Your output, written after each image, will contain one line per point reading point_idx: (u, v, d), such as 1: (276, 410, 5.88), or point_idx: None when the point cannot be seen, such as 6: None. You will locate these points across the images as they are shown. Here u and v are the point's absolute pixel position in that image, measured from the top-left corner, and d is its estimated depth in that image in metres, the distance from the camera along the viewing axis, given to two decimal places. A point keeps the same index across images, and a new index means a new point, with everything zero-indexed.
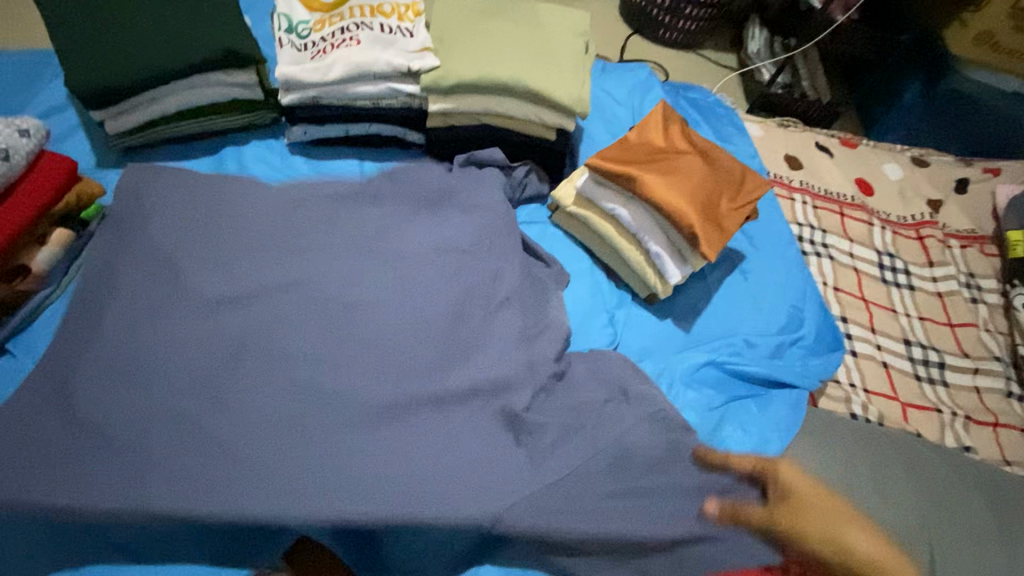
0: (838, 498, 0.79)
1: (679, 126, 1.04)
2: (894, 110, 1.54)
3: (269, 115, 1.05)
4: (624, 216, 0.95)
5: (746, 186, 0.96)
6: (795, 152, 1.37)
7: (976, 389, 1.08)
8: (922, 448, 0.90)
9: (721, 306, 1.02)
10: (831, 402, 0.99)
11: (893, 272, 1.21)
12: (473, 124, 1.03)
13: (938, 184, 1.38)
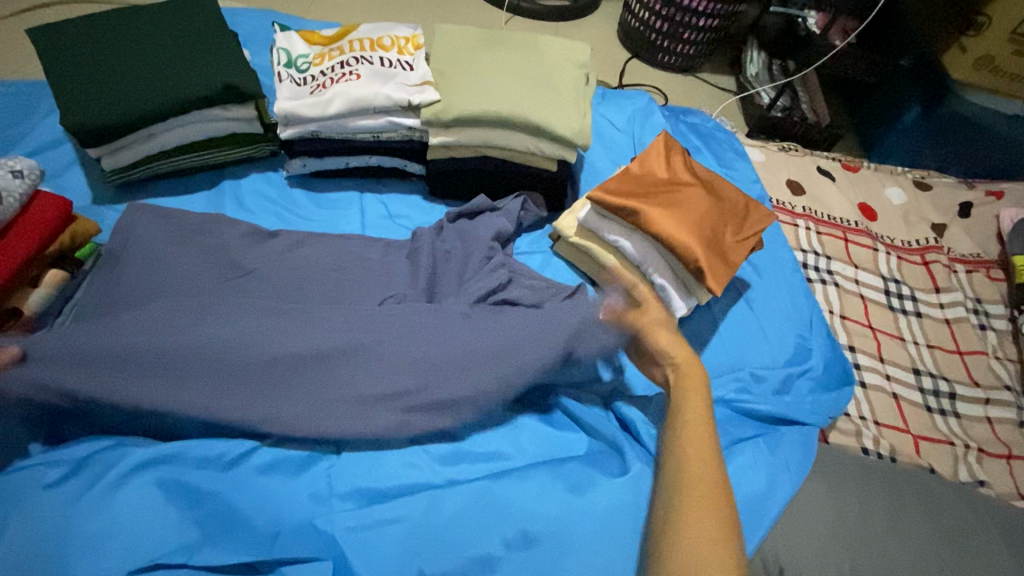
0: (851, 543, 0.76)
1: (681, 157, 1.03)
2: (894, 131, 1.54)
3: (268, 148, 1.05)
4: (626, 248, 0.94)
5: (750, 218, 0.95)
6: (797, 177, 1.36)
7: (988, 420, 1.06)
8: (939, 485, 0.87)
9: (726, 339, 1.01)
10: (842, 437, 0.97)
11: (899, 299, 1.19)
12: (473, 156, 1.02)
13: (940, 208, 1.37)
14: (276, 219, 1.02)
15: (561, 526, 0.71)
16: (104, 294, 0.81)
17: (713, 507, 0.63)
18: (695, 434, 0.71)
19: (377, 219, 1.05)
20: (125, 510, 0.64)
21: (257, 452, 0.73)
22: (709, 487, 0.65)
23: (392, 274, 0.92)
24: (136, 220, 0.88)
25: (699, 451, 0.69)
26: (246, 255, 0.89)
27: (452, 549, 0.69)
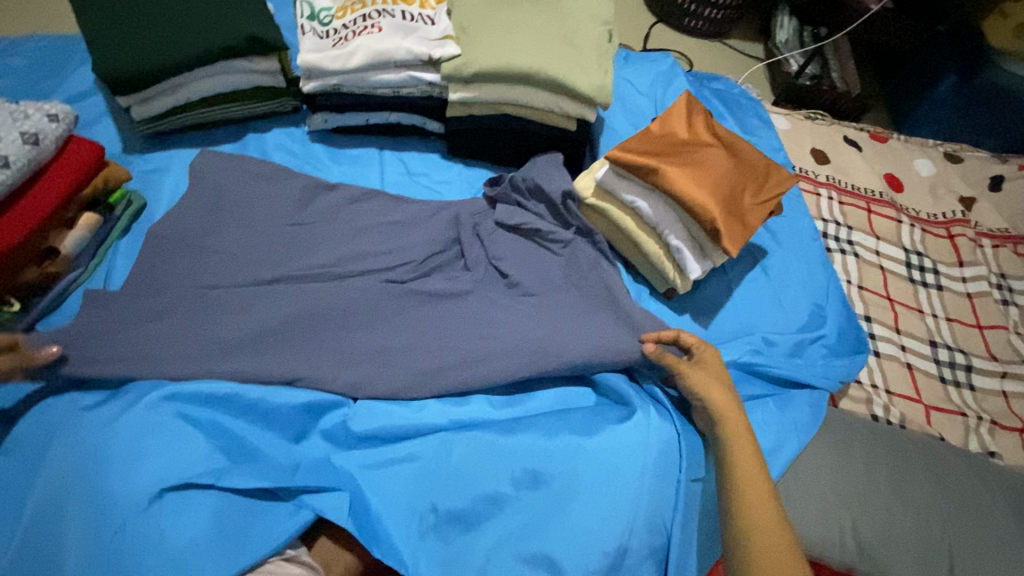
0: (851, 497, 0.78)
1: (703, 118, 1.01)
2: (927, 102, 1.52)
3: (290, 103, 1.06)
4: (644, 209, 0.93)
5: (771, 181, 0.94)
6: (822, 147, 1.33)
7: (1004, 394, 1.05)
8: (948, 453, 0.85)
9: (740, 303, 1.01)
10: (852, 403, 0.98)
11: (920, 272, 1.17)
12: (494, 114, 1.03)
13: (970, 181, 1.33)
14: (285, 151, 1.05)
15: (572, 472, 0.71)
16: (151, 242, 0.85)
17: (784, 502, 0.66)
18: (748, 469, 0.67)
19: (395, 175, 1.06)
20: (157, 437, 0.68)
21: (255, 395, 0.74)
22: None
23: (429, 228, 0.94)
24: (202, 172, 0.94)
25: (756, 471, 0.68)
26: (261, 205, 0.93)
27: (464, 487, 0.71)
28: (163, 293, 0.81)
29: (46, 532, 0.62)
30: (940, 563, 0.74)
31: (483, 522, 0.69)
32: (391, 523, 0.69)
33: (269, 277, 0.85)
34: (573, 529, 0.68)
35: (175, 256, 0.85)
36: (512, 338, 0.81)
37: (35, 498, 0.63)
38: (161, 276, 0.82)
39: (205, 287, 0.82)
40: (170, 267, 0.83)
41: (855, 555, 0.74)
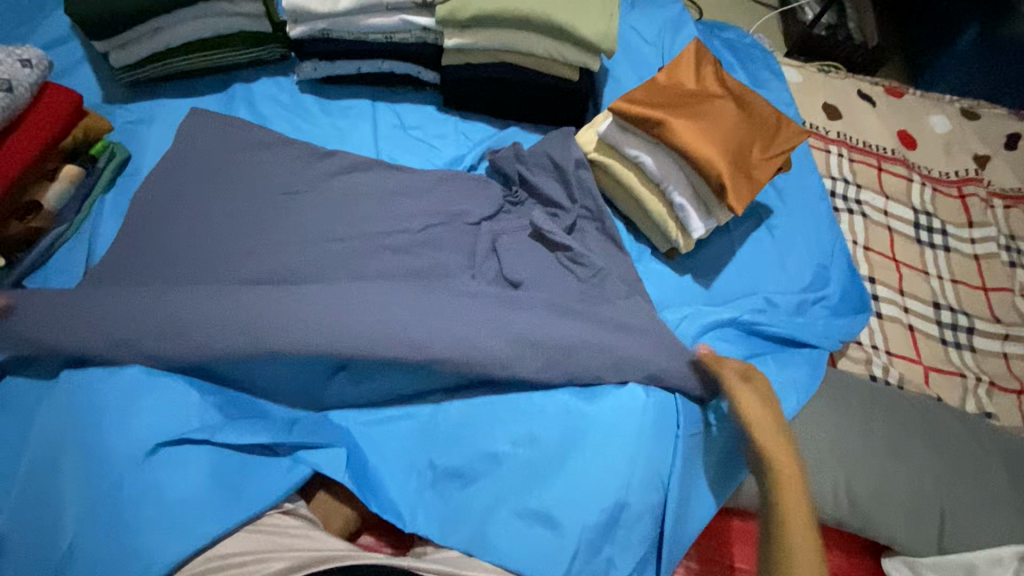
0: (847, 455, 0.78)
1: (712, 67, 0.96)
2: (947, 55, 1.46)
3: (278, 50, 1.00)
4: (647, 163, 0.90)
5: (781, 134, 0.90)
6: (835, 102, 1.28)
7: (1004, 355, 1.04)
8: (945, 412, 0.85)
9: (743, 263, 0.98)
10: (851, 363, 0.97)
11: (928, 232, 1.14)
12: (492, 63, 0.98)
13: (986, 139, 1.29)
14: (273, 101, 1.00)
15: (569, 431, 0.71)
16: (138, 198, 0.83)
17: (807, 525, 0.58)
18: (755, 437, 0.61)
19: (389, 129, 1.02)
20: (150, 392, 0.67)
21: None
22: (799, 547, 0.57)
23: (425, 186, 0.92)
24: (187, 125, 0.91)
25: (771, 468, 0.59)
26: (249, 160, 0.89)
27: (460, 443, 0.71)
28: (149, 249, 0.79)
29: (44, 483, 0.63)
30: (929, 519, 0.76)
31: (480, 477, 0.69)
32: (389, 478, 0.69)
33: (259, 232, 0.82)
34: (569, 485, 0.68)
35: (162, 211, 0.82)
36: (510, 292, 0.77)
37: (35, 449, 0.64)
38: (150, 233, 0.80)
39: (191, 244, 0.80)
40: (158, 222, 0.81)
41: (846, 511, 0.75)
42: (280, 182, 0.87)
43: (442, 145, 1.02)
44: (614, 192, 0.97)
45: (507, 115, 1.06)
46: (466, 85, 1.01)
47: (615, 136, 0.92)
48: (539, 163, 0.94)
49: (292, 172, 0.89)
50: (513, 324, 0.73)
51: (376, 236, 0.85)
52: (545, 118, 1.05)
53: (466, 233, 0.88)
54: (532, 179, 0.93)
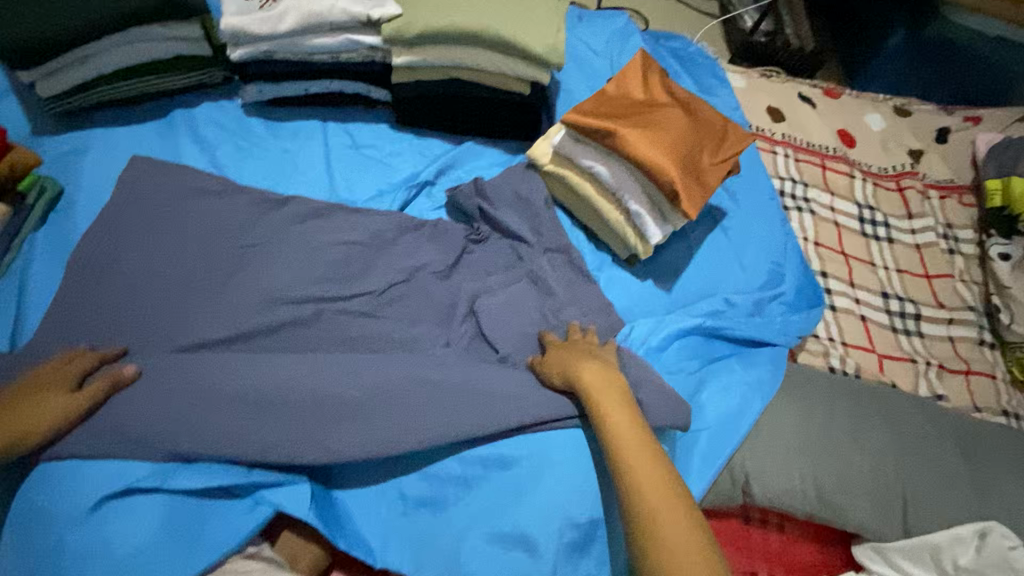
0: (814, 449, 0.79)
1: (659, 76, 0.99)
2: (878, 56, 1.53)
3: (220, 74, 0.97)
4: (602, 173, 0.91)
5: (728, 139, 0.92)
6: (778, 105, 1.33)
7: (950, 339, 1.09)
8: (900, 398, 0.88)
9: (701, 266, 1.00)
10: (810, 357, 1.00)
11: (873, 225, 1.20)
12: (442, 79, 0.97)
13: (918, 134, 1.36)
14: (218, 126, 0.97)
15: (540, 452, 0.69)
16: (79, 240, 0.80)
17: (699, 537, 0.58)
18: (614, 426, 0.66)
19: (341, 149, 1.00)
20: (101, 440, 0.64)
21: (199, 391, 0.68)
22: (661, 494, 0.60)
23: (380, 214, 0.91)
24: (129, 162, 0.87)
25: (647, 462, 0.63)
26: (195, 191, 0.86)
27: (430, 472, 0.69)
28: (92, 293, 0.75)
29: None
30: (894, 504, 0.78)
31: (453, 503, 0.68)
32: (359, 513, 0.67)
33: (209, 268, 0.80)
34: (544, 507, 0.67)
35: (105, 250, 0.79)
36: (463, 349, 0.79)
37: None
38: (90, 277, 0.76)
39: (137, 283, 0.77)
40: (100, 263, 0.78)
41: (815, 503, 0.77)
42: (230, 215, 0.85)
43: (397, 164, 1.01)
44: (570, 201, 1.00)
45: (461, 131, 1.06)
46: (416, 103, 1.00)
47: (566, 145, 0.94)
48: (499, 196, 0.95)
49: (242, 204, 0.87)
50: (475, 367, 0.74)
51: (331, 266, 0.84)
52: (500, 132, 1.05)
53: (426, 263, 0.88)
54: (494, 215, 0.93)
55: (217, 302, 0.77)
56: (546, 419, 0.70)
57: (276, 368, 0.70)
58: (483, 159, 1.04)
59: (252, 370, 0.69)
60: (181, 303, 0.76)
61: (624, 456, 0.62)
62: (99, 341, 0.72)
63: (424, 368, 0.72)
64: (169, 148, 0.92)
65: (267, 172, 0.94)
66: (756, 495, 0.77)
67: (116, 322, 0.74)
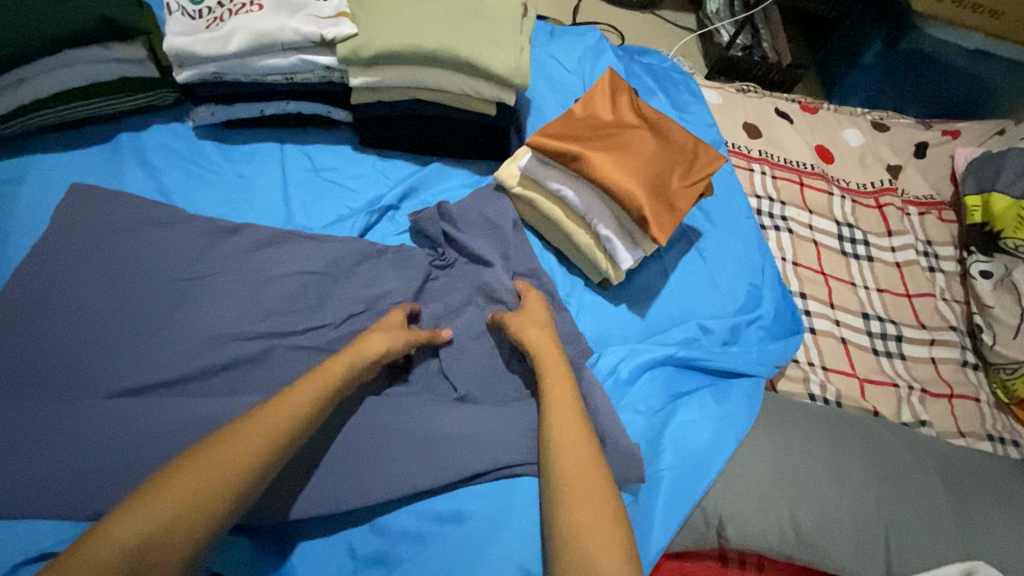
0: (792, 489, 0.75)
1: (628, 96, 0.96)
2: (855, 70, 1.52)
3: (170, 96, 0.93)
4: (570, 197, 0.88)
5: (700, 160, 0.89)
6: (755, 121, 1.31)
7: (932, 361, 1.07)
8: (881, 429, 0.85)
9: (676, 289, 0.97)
10: (790, 384, 0.97)
11: (852, 243, 1.17)
12: (403, 100, 0.93)
13: (897, 149, 1.34)
14: (169, 151, 0.92)
15: (498, 503, 0.65)
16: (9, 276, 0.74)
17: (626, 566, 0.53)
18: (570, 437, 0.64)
19: (300, 172, 0.95)
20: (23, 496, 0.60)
21: (130, 443, 0.63)
22: (594, 507, 0.57)
23: (338, 242, 0.87)
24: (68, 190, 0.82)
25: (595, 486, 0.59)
26: (139, 220, 0.82)
27: (381, 525, 0.64)
28: (20, 335, 0.70)
29: None
30: (877, 544, 0.74)
31: (405, 561, 0.62)
32: (303, 573, 0.62)
33: (149, 303, 0.75)
34: (501, 560, 0.62)
35: (36, 287, 0.74)
36: (420, 385, 0.75)
37: None
38: (17, 316, 0.71)
39: (70, 322, 0.71)
40: (29, 301, 0.72)
41: (794, 544, 0.73)
42: (176, 246, 0.80)
43: (358, 187, 0.96)
44: (539, 223, 0.96)
45: (427, 153, 1.02)
46: (378, 124, 0.97)
47: (534, 167, 0.90)
48: (466, 220, 0.91)
49: (190, 234, 0.82)
50: (430, 405, 0.70)
51: (283, 298, 0.79)
52: (467, 152, 1.02)
53: (386, 293, 0.83)
54: (458, 239, 0.89)
55: (155, 342, 0.71)
56: (503, 465, 0.67)
57: (214, 414, 0.65)
58: (450, 180, 1.00)
59: (189, 418, 0.64)
60: (115, 344, 0.70)
61: (560, 469, 0.61)
62: (25, 388, 0.66)
63: (376, 412, 0.68)
64: (114, 175, 0.87)
65: (219, 198, 0.90)
66: (731, 538, 0.73)
67: (45, 367, 0.69)
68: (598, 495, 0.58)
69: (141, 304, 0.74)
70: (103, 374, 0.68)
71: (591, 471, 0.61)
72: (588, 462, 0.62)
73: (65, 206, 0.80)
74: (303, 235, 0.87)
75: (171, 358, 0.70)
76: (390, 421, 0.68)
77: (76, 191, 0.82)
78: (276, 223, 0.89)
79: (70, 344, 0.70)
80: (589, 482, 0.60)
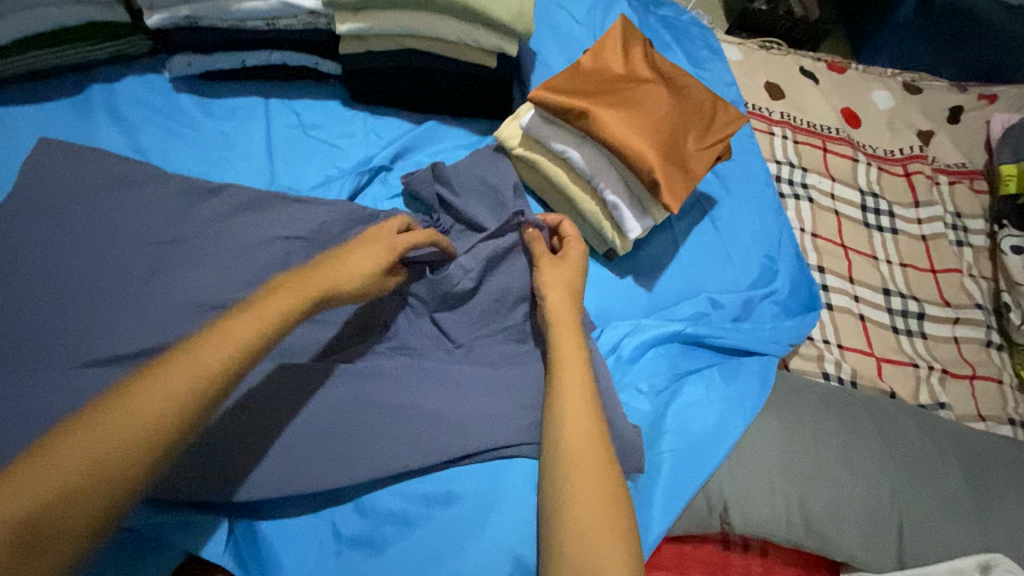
0: (801, 474, 0.71)
1: (642, 48, 0.87)
2: (887, 27, 1.41)
3: (145, 44, 0.87)
4: (575, 159, 0.81)
5: (718, 120, 0.81)
6: (777, 81, 1.21)
7: (955, 340, 1.01)
8: (900, 412, 0.80)
9: (686, 261, 0.91)
10: (803, 362, 0.92)
11: (876, 214, 1.10)
12: (397, 50, 0.87)
13: (929, 113, 1.25)
14: (146, 106, 0.86)
15: (489, 485, 0.62)
16: None
17: (619, 549, 0.50)
18: (573, 400, 0.59)
19: (286, 130, 0.89)
20: None
21: None
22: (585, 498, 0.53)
23: (325, 206, 0.81)
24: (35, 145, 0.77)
25: (597, 459, 0.56)
26: (111, 179, 0.76)
27: (366, 506, 0.61)
28: None
29: None
30: (888, 533, 0.70)
31: (390, 544, 0.59)
32: (284, 554, 0.59)
33: (121, 269, 0.70)
34: (490, 545, 0.59)
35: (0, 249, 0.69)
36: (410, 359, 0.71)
37: None
38: None
39: (38, 287, 0.67)
40: None
41: (801, 532, 0.69)
42: (150, 207, 0.75)
43: (349, 147, 0.90)
44: (542, 188, 0.89)
45: (422, 110, 0.95)
46: (369, 78, 0.89)
47: (536, 124, 0.83)
48: (464, 183, 0.85)
49: (166, 194, 0.77)
50: (419, 381, 0.65)
51: (266, 264, 0.74)
52: (466, 110, 0.94)
53: None
54: (455, 203, 0.83)
55: (127, 310, 0.67)
56: (496, 447, 0.63)
57: None
58: (448, 140, 0.93)
59: None
60: (85, 312, 0.66)
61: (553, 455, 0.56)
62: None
63: (361, 387, 0.64)
64: (86, 130, 0.81)
65: (200, 157, 0.84)
66: (735, 524, 0.69)
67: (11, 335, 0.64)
68: (589, 484, 0.54)
69: (113, 269, 0.69)
70: (72, 343, 0.64)
71: (586, 457, 0.56)
72: (580, 445, 0.56)
73: (31, 163, 0.75)
74: (289, 197, 0.81)
75: (143, 327, 0.66)
76: (377, 397, 0.64)
77: (43, 147, 0.76)
78: (260, 184, 0.83)
79: (37, 311, 0.66)
80: (581, 470, 0.55)
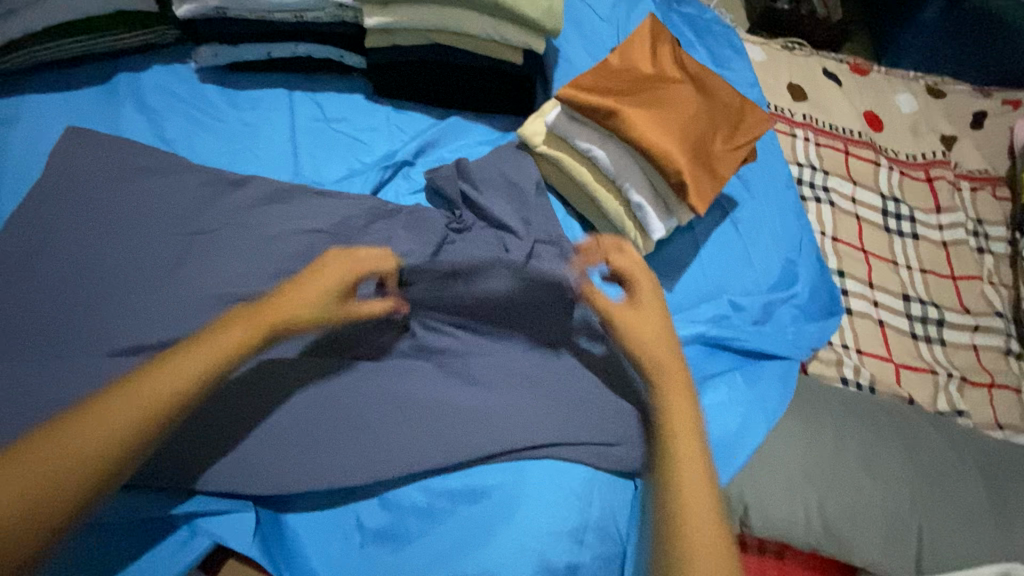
0: (822, 480, 0.71)
1: (670, 47, 0.87)
2: (912, 29, 1.40)
3: (172, 34, 0.87)
4: (601, 158, 0.81)
5: (746, 122, 0.81)
6: (800, 82, 1.20)
7: (973, 348, 1.00)
8: (920, 419, 0.80)
9: (707, 263, 0.91)
10: (822, 367, 0.91)
11: (896, 219, 1.09)
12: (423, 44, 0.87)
13: (953, 117, 1.23)
14: (172, 96, 0.86)
15: (512, 483, 0.62)
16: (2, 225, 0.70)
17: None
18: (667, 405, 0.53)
19: (310, 122, 0.89)
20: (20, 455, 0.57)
21: None
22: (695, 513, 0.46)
23: (349, 200, 0.81)
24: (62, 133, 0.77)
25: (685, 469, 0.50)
26: (137, 168, 0.76)
27: (390, 500, 0.61)
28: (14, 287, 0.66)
29: None
30: (907, 540, 0.70)
31: (414, 538, 0.60)
32: (308, 545, 0.60)
33: (149, 259, 0.70)
34: (513, 543, 0.59)
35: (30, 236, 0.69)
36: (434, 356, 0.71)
37: None
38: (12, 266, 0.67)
39: (67, 274, 0.68)
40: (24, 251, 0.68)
41: (820, 536, 0.69)
42: (177, 198, 0.75)
43: (371, 141, 0.90)
44: (564, 187, 0.89)
45: (444, 106, 0.94)
46: (393, 72, 0.89)
47: (563, 122, 0.83)
48: (486, 179, 0.85)
49: (192, 185, 0.77)
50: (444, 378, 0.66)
51: (291, 257, 0.74)
52: (489, 106, 0.94)
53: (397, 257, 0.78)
54: (478, 199, 0.82)
55: (154, 300, 0.67)
56: (520, 445, 0.63)
57: None
58: (470, 136, 0.93)
59: None
60: (112, 301, 0.66)
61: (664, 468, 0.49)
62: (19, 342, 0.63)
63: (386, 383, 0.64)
64: (112, 119, 0.82)
65: (225, 148, 0.84)
66: (754, 527, 0.69)
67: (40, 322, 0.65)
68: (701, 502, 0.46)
69: (140, 259, 0.70)
70: (100, 332, 0.64)
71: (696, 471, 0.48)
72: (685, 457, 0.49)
73: (59, 150, 0.75)
74: (313, 190, 0.81)
75: (171, 317, 0.66)
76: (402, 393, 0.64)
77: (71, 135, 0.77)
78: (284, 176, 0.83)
79: (65, 298, 0.66)
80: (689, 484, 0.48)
